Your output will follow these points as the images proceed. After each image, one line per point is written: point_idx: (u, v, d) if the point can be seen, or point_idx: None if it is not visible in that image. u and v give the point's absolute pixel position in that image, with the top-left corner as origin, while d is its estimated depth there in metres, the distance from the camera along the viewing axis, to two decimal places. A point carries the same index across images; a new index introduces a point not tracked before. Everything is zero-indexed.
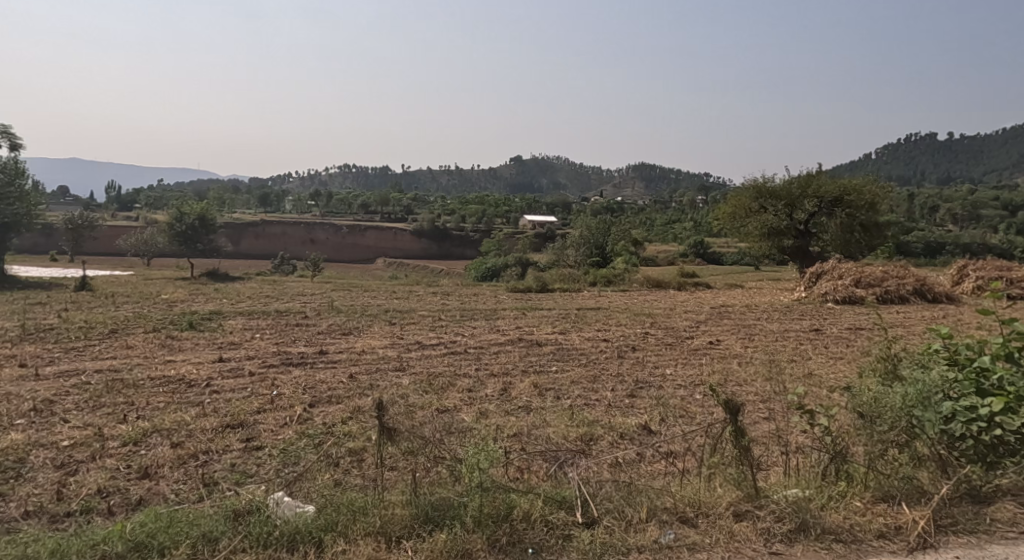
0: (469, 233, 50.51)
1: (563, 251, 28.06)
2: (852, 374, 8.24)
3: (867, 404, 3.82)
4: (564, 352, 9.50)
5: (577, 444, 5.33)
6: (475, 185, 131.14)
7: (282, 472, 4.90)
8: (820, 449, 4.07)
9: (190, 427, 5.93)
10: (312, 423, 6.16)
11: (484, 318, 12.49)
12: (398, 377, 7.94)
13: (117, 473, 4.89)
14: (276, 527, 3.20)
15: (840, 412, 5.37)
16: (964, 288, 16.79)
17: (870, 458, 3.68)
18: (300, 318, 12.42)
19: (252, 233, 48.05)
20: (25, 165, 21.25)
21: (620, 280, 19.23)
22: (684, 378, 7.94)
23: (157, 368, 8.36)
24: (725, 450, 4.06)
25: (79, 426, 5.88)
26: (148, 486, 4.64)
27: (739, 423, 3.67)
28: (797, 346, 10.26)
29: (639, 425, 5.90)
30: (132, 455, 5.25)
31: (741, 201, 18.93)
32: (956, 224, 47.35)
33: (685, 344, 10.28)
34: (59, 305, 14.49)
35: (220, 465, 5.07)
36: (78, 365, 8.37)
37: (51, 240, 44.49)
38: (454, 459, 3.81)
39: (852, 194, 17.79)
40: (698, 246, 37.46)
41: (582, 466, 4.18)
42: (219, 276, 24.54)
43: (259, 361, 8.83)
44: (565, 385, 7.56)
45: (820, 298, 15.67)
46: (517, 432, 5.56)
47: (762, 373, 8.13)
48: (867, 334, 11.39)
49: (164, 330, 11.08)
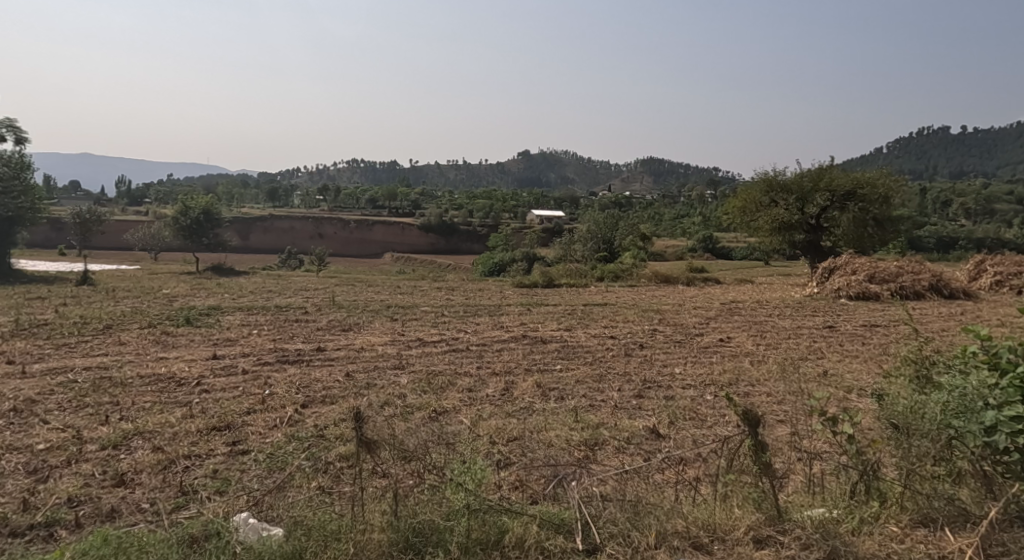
0: (477, 227, 50.05)
1: (571, 245, 27.73)
2: (871, 373, 7.89)
3: (902, 415, 3.46)
4: (569, 350, 9.17)
5: (581, 450, 5.03)
6: (483, 180, 131.14)
7: (267, 480, 4.60)
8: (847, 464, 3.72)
9: (174, 429, 5.63)
10: (303, 425, 5.85)
11: (488, 314, 12.16)
12: (397, 376, 7.63)
13: (91, 480, 4.60)
14: (236, 556, 2.93)
15: (865, 418, 5.03)
16: (981, 284, 16.32)
17: (905, 476, 3.31)
18: (300, 314, 12.15)
19: (260, 228, 48.02)
20: (28, 158, 20.93)
21: (628, 275, 18.91)
22: (694, 378, 7.60)
23: (149, 365, 8.09)
24: (742, 463, 3.73)
25: (57, 428, 5.61)
26: (120, 496, 4.34)
27: (759, 437, 3.30)
28: (811, 344, 9.92)
29: (648, 428, 5.61)
30: (110, 460, 4.97)
31: (751, 195, 18.53)
32: (970, 219, 46.57)
33: (694, 341, 9.94)
34: (59, 299, 14.27)
35: (202, 471, 4.78)
36: (68, 363, 8.12)
37: (61, 235, 44.71)
38: (441, 480, 3.50)
39: (865, 187, 17.25)
40: (707, 241, 37.14)
41: (587, 480, 3.86)
42: (223, 269, 24.34)
43: (254, 358, 8.56)
44: (568, 384, 7.24)
45: (833, 294, 15.26)
46: (518, 438, 5.28)
47: (775, 373, 7.76)
48: (884, 331, 11.05)
49: (160, 325, 10.82)
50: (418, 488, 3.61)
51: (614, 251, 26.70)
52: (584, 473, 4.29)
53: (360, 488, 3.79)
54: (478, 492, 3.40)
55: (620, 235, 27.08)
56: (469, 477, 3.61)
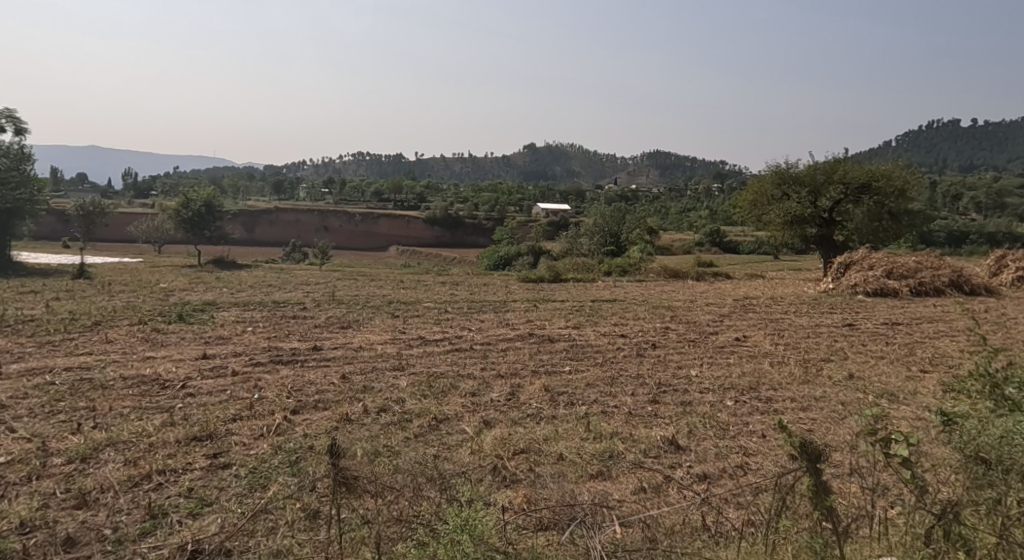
0: (483, 221, 49.42)
1: (576, 240, 27.21)
2: (900, 376, 7.36)
3: (996, 448, 2.91)
4: (578, 349, 8.65)
5: (596, 465, 4.57)
6: (488, 172, 130.74)
7: (249, 501, 4.14)
8: (910, 508, 3.22)
9: (151, 440, 5.16)
10: (293, 435, 5.36)
11: (493, 310, 11.69)
12: (396, 378, 7.16)
13: (50, 500, 4.14)
14: None
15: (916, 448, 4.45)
16: (1002, 279, 15.73)
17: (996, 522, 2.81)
18: (298, 309, 11.72)
19: (265, 221, 47.89)
20: (28, 150, 20.52)
21: (636, 269, 18.40)
22: (712, 381, 7.07)
23: (132, 366, 7.60)
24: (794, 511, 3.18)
25: (23, 438, 5.15)
26: (81, 520, 3.89)
27: (820, 478, 2.90)
28: (832, 344, 9.38)
29: (665, 439, 5.09)
30: (75, 476, 4.50)
31: (763, 188, 17.85)
32: (980, 213, 45.82)
33: (709, 340, 9.38)
34: (53, 293, 13.89)
35: (175, 490, 4.31)
36: (49, 363, 7.64)
37: (66, 227, 44.54)
38: (440, 543, 3.01)
39: (881, 180, 16.64)
40: (715, 235, 36.60)
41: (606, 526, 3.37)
42: (225, 262, 23.89)
43: (246, 358, 8.08)
44: (580, 388, 6.74)
45: (849, 290, 14.60)
46: (524, 450, 4.83)
47: (799, 377, 7.22)
48: (907, 330, 10.52)
49: (152, 322, 10.40)
50: (414, 539, 3.14)
51: (622, 245, 26.12)
52: (602, 511, 3.82)
53: (343, 534, 3.31)
54: (481, 553, 2.97)
55: (628, 229, 26.46)
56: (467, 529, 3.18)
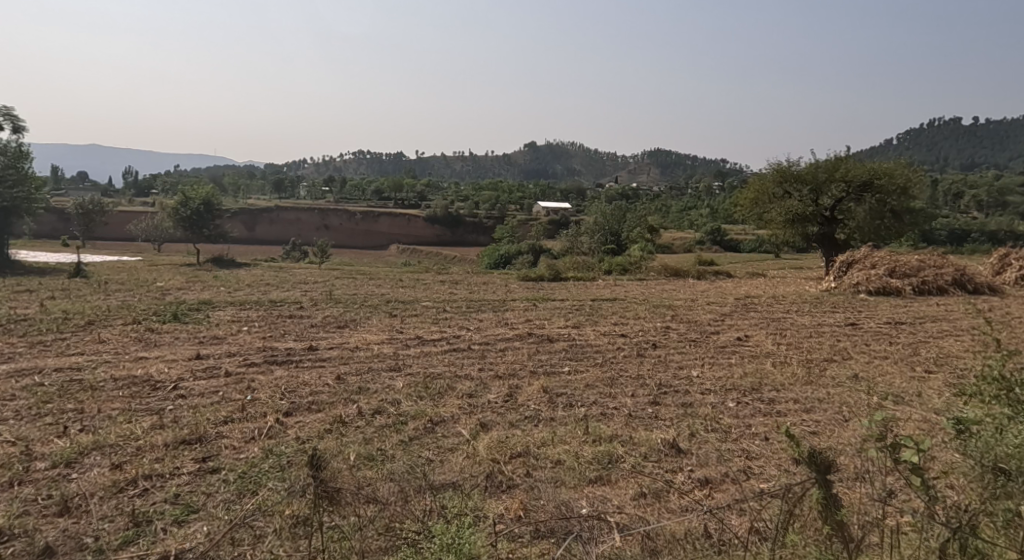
0: (484, 220, 49.28)
1: (577, 238, 27.04)
2: (904, 378, 7.20)
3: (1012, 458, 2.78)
4: (577, 350, 8.50)
5: (596, 470, 4.44)
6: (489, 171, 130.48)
7: (236, 506, 4.01)
8: (922, 519, 3.10)
9: (138, 443, 5.03)
10: (284, 438, 5.22)
11: (492, 310, 11.56)
12: (391, 379, 7.02)
13: (31, 507, 4.01)
14: None
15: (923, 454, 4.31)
16: (1006, 277, 15.57)
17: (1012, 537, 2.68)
18: (294, 309, 11.59)
19: (266, 219, 47.80)
20: (26, 148, 20.32)
21: (637, 268, 18.23)
22: (713, 382, 6.93)
23: (124, 367, 7.47)
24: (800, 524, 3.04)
25: (7, 442, 5.02)
26: (62, 528, 3.77)
27: (830, 490, 2.78)
28: (834, 344, 9.24)
29: (667, 442, 4.95)
30: (58, 481, 4.37)
31: (764, 185, 17.70)
32: (982, 212, 45.69)
33: (711, 340, 9.23)
34: (48, 292, 13.73)
35: (161, 496, 4.18)
36: (39, 364, 7.51)
37: (66, 225, 44.35)
38: None
39: (884, 178, 16.46)
40: (716, 233, 36.40)
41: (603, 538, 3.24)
42: (223, 260, 23.71)
43: (239, 358, 7.93)
44: (579, 389, 6.60)
45: (851, 289, 14.45)
46: (521, 454, 4.70)
47: (802, 378, 7.07)
48: (910, 330, 10.37)
49: (146, 322, 10.25)
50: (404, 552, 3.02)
51: (623, 243, 25.96)
52: (600, 522, 3.69)
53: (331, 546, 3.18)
54: None
55: (629, 227, 26.32)
56: (454, 548, 3.05)
